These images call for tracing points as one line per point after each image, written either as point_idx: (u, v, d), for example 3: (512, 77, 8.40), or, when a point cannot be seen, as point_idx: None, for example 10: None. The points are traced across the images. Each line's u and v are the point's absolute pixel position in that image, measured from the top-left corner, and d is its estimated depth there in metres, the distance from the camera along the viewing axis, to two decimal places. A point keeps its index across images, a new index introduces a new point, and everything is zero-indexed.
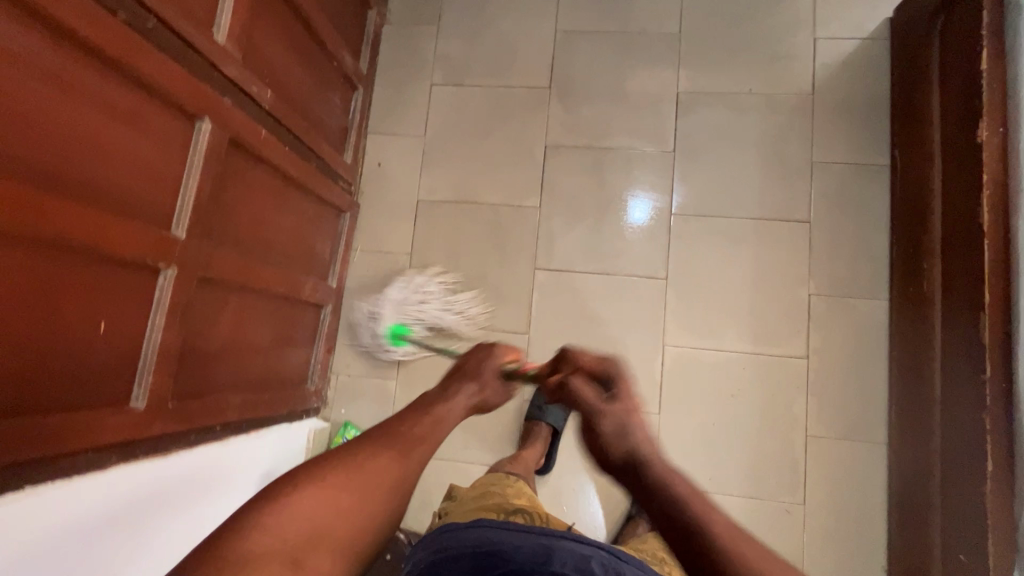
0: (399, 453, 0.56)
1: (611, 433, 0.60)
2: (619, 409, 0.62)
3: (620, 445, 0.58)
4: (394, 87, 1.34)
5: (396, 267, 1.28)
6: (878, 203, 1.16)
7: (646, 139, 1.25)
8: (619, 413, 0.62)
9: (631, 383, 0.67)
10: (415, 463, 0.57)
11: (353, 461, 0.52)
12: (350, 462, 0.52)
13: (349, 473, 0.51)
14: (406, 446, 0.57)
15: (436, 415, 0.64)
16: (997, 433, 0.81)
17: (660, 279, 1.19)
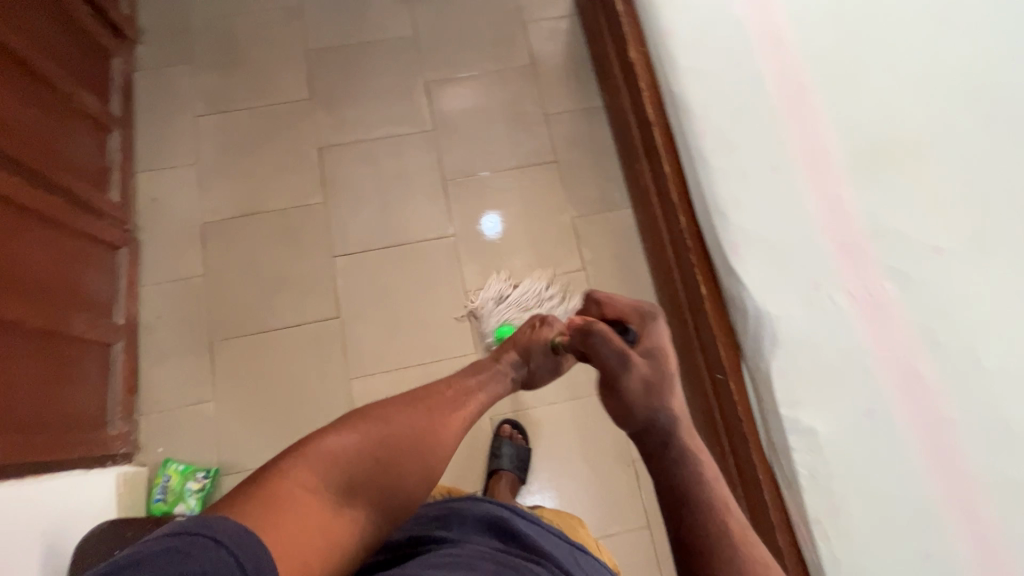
0: (411, 432, 0.67)
1: (613, 350, 0.67)
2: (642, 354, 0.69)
3: (643, 401, 0.65)
4: (157, 126, 1.36)
5: (191, 291, 1.26)
6: (603, 135, 1.42)
7: (408, 124, 1.40)
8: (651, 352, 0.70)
9: (660, 333, 0.72)
10: (420, 443, 0.67)
11: (379, 416, 0.67)
12: (378, 416, 0.67)
13: (371, 426, 0.65)
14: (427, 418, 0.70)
15: (454, 394, 0.75)
16: (702, 264, 1.05)
17: (449, 237, 1.32)
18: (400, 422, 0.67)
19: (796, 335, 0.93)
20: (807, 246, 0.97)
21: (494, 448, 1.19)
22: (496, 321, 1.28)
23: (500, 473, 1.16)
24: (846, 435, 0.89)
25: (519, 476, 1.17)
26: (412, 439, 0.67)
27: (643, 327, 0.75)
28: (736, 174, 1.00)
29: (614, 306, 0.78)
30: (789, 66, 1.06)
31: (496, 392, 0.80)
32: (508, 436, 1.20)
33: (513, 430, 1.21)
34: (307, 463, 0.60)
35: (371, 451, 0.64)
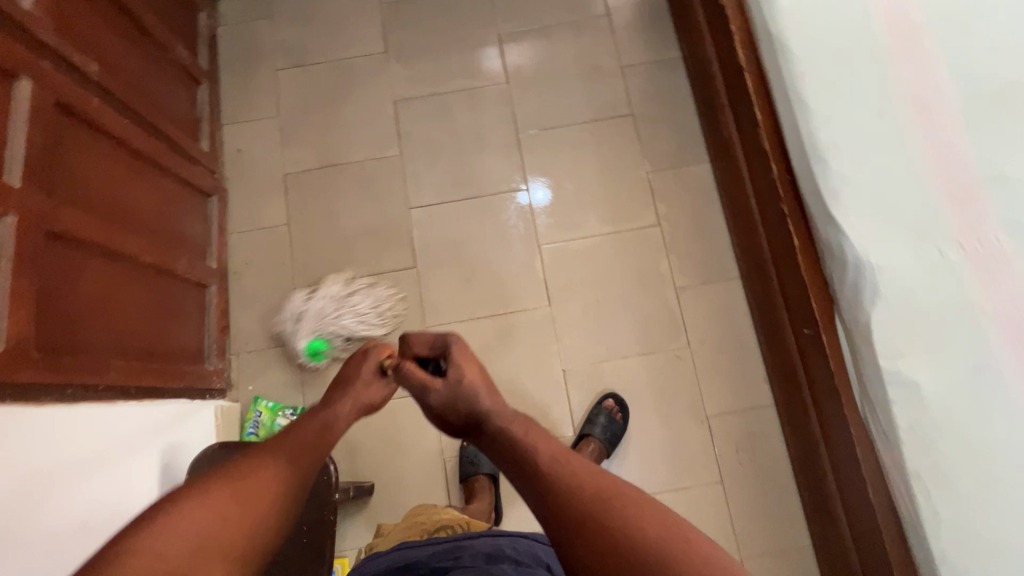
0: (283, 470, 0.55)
1: (444, 391, 0.62)
2: (453, 383, 0.61)
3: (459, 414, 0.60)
4: (241, 80, 1.40)
5: (275, 239, 1.31)
6: (681, 88, 1.37)
7: (482, 78, 1.39)
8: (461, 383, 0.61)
9: (467, 360, 0.63)
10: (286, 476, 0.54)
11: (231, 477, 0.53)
12: (230, 478, 0.53)
13: (226, 481, 0.52)
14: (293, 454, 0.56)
15: (318, 428, 0.59)
16: (796, 214, 1.02)
17: (521, 190, 1.32)
18: (261, 468, 0.54)
19: (900, 286, 0.89)
20: (914, 195, 0.92)
21: (590, 415, 1.18)
22: (569, 275, 1.28)
23: (588, 439, 1.15)
24: (951, 389, 0.86)
25: (605, 448, 1.16)
26: (286, 474, 0.54)
27: (451, 356, 0.64)
28: (839, 119, 0.95)
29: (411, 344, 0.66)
30: (901, 2, 0.99)
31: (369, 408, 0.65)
32: (609, 408, 1.18)
33: (615, 406, 1.19)
34: (192, 513, 0.49)
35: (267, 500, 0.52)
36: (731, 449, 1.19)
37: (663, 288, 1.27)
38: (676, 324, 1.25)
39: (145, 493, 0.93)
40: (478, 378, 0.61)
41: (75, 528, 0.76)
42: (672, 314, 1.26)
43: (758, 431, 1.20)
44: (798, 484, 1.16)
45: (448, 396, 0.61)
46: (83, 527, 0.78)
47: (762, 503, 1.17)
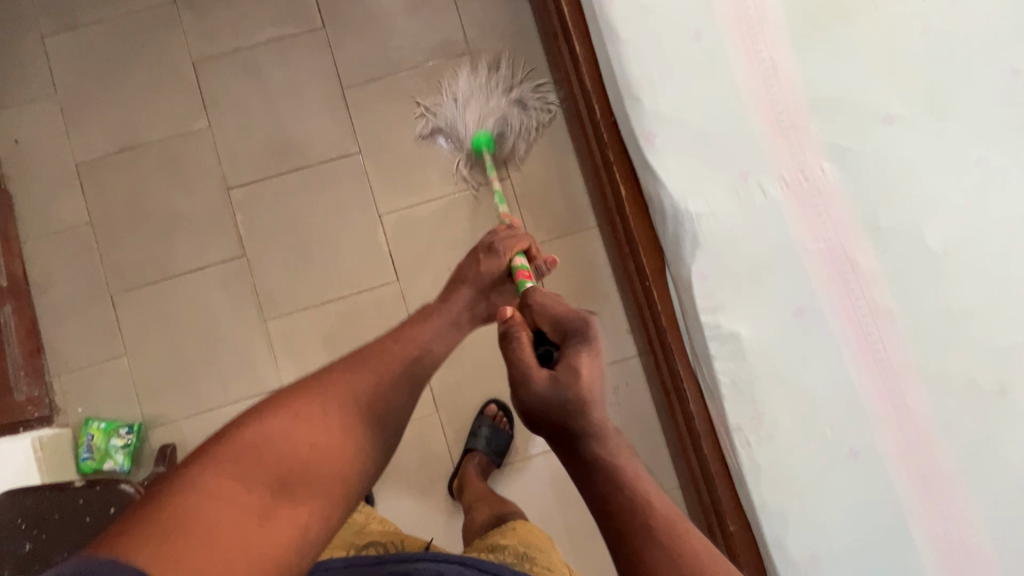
0: (349, 398, 0.63)
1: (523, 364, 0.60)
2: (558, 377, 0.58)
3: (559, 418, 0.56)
4: (0, 52, 1.17)
5: (78, 241, 1.15)
6: (521, 14, 1.21)
7: (291, 23, 1.20)
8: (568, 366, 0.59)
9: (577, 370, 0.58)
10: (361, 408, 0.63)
11: (305, 395, 0.61)
12: (304, 395, 0.62)
13: (305, 401, 0.61)
14: (367, 382, 0.65)
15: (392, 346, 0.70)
16: (622, 160, 0.92)
17: (354, 154, 1.19)
18: (333, 394, 0.62)
19: (720, 233, 0.83)
20: (736, 127, 0.84)
21: (472, 427, 1.12)
22: (417, 244, 1.18)
23: (473, 453, 1.11)
24: (770, 337, 0.82)
25: (492, 460, 1.11)
26: (346, 414, 0.62)
27: (578, 342, 0.62)
28: (651, 48, 0.84)
29: (547, 312, 0.68)
30: None
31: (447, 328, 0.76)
32: (491, 417, 1.13)
33: (501, 412, 1.14)
34: (231, 459, 0.55)
35: (295, 435, 0.58)
36: None
37: None
38: None
39: None
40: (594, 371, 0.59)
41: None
42: None
43: (624, 382, 1.17)
44: (664, 429, 1.16)
45: (568, 375, 0.58)
46: None
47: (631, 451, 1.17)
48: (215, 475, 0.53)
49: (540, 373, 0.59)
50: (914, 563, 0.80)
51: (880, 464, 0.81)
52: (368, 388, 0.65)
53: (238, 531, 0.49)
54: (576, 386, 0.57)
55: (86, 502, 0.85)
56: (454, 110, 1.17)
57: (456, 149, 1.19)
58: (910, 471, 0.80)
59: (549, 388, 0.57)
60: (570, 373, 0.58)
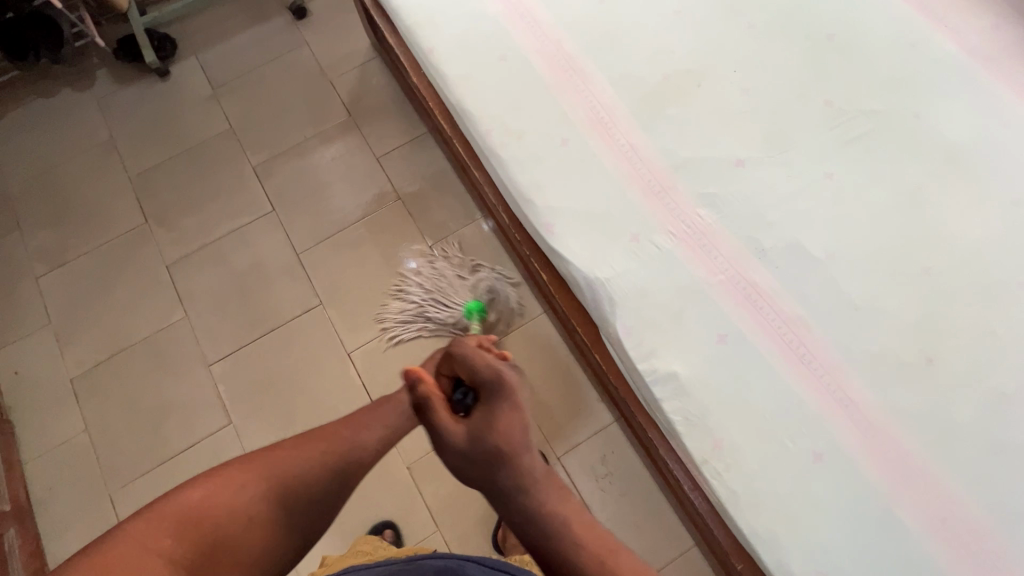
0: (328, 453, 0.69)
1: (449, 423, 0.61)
2: (477, 424, 0.60)
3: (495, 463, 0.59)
4: (1, 299, 1.34)
5: (77, 449, 1.23)
6: (436, 158, 1.44)
7: (247, 213, 1.41)
8: (486, 420, 0.60)
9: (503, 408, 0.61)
10: (288, 497, 0.66)
11: (279, 454, 0.68)
12: (280, 453, 0.68)
13: (271, 463, 0.67)
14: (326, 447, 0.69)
15: (351, 430, 0.71)
16: (536, 251, 1.06)
17: (316, 306, 1.32)
18: (293, 464, 0.67)
19: (630, 289, 0.94)
20: (616, 202, 0.99)
21: None
22: (387, 371, 1.27)
23: None
24: (705, 369, 0.90)
25: None
26: (281, 492, 0.66)
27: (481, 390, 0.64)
28: (530, 159, 1.02)
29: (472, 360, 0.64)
30: (552, 40, 1.09)
31: (392, 419, 0.72)
32: None
33: None
34: (222, 484, 0.65)
35: (248, 496, 0.65)
36: (592, 479, 1.19)
37: None
38: None
39: None
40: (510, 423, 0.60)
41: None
42: None
43: (610, 451, 1.20)
44: (661, 488, 1.17)
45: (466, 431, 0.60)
46: None
47: (639, 520, 1.16)
48: (198, 492, 0.64)
49: (456, 428, 0.61)
50: (919, 552, 0.80)
51: (848, 461, 0.84)
52: (301, 473, 0.67)
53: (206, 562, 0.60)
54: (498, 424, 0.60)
55: None
56: (420, 292, 1.30)
57: (421, 291, 1.30)
58: (876, 459, 0.83)
59: (467, 446, 0.60)
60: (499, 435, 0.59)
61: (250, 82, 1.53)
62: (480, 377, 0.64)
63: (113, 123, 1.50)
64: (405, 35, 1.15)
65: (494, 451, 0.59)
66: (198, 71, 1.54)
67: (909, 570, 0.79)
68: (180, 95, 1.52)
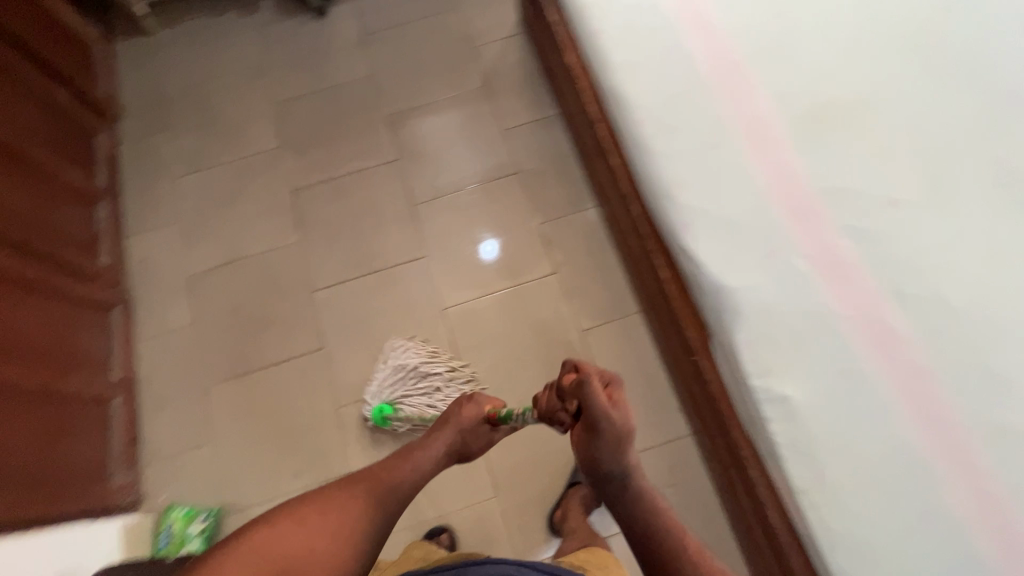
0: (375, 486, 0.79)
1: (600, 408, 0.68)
2: (619, 416, 0.69)
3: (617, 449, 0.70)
4: (142, 190, 1.46)
5: (183, 338, 1.32)
6: (561, 140, 1.46)
7: (373, 157, 1.47)
8: (617, 424, 0.69)
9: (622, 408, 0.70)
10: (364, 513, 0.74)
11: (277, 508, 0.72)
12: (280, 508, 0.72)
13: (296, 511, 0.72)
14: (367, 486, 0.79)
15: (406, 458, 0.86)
16: (660, 247, 1.07)
17: (421, 257, 1.37)
18: (330, 502, 0.74)
19: (756, 303, 0.93)
20: (757, 215, 0.98)
21: (578, 463, 1.18)
22: (476, 333, 1.30)
23: (578, 486, 1.15)
24: (819, 398, 0.88)
25: (596, 494, 1.15)
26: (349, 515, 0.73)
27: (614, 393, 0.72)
28: (677, 156, 1.02)
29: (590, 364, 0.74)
30: (720, 43, 1.08)
31: (451, 440, 0.92)
32: None
33: None
34: (281, 524, 0.69)
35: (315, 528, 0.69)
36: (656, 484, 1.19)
37: (568, 332, 1.30)
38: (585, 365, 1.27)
39: None
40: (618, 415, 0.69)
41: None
42: (579, 356, 1.28)
43: (680, 462, 1.19)
44: (725, 510, 1.15)
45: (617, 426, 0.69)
46: None
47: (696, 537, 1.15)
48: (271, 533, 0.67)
49: (596, 422, 0.69)
50: None
51: (958, 528, 0.80)
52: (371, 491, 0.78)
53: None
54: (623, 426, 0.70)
55: None
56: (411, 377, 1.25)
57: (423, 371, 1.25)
58: (989, 533, 0.79)
59: (618, 434, 0.69)
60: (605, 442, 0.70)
61: (398, 35, 1.59)
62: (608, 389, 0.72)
63: (268, 49, 1.59)
64: (572, 14, 1.17)
65: (621, 439, 0.69)
66: (352, 16, 1.62)
67: None
68: (332, 35, 1.60)
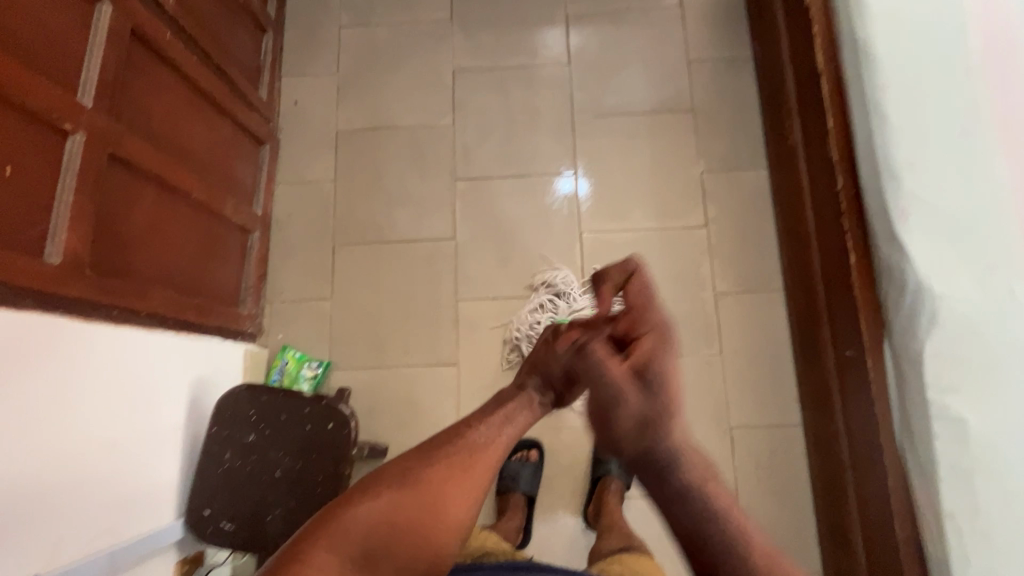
0: (448, 482, 0.58)
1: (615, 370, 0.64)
2: (640, 380, 0.63)
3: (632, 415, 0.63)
4: (305, 32, 1.41)
5: (321, 193, 1.32)
6: (747, 88, 1.33)
7: (542, 56, 1.37)
8: (643, 373, 0.64)
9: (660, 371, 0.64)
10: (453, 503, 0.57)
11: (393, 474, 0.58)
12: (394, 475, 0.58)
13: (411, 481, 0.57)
14: (451, 474, 0.58)
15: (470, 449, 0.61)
16: (856, 229, 0.98)
17: (570, 174, 1.31)
18: (423, 481, 0.57)
19: (962, 316, 0.84)
20: (992, 223, 0.87)
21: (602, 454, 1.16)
22: (607, 266, 1.26)
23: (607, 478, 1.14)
24: (1004, 432, 0.81)
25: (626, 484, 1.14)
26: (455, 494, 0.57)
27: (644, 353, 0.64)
28: (918, 135, 0.90)
29: (640, 314, 0.67)
30: (1007, 14, 0.92)
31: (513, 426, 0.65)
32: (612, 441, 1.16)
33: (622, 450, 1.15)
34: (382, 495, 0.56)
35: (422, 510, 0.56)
36: (751, 462, 1.17)
37: (702, 291, 1.24)
38: (710, 329, 1.22)
39: (173, 418, 0.96)
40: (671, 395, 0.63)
41: (94, 448, 0.79)
42: (707, 319, 1.23)
43: (781, 448, 1.17)
44: (815, 506, 1.14)
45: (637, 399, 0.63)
46: (96, 462, 0.80)
47: (778, 521, 1.15)
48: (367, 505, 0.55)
49: (619, 376, 0.64)
50: None
51: None
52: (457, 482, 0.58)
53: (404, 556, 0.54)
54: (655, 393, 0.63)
55: (309, 412, 0.93)
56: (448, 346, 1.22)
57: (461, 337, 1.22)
58: None
59: (629, 397, 0.63)
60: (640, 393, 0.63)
61: None
62: (638, 330, 0.66)
63: None
64: None
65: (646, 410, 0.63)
66: None
67: None
68: None
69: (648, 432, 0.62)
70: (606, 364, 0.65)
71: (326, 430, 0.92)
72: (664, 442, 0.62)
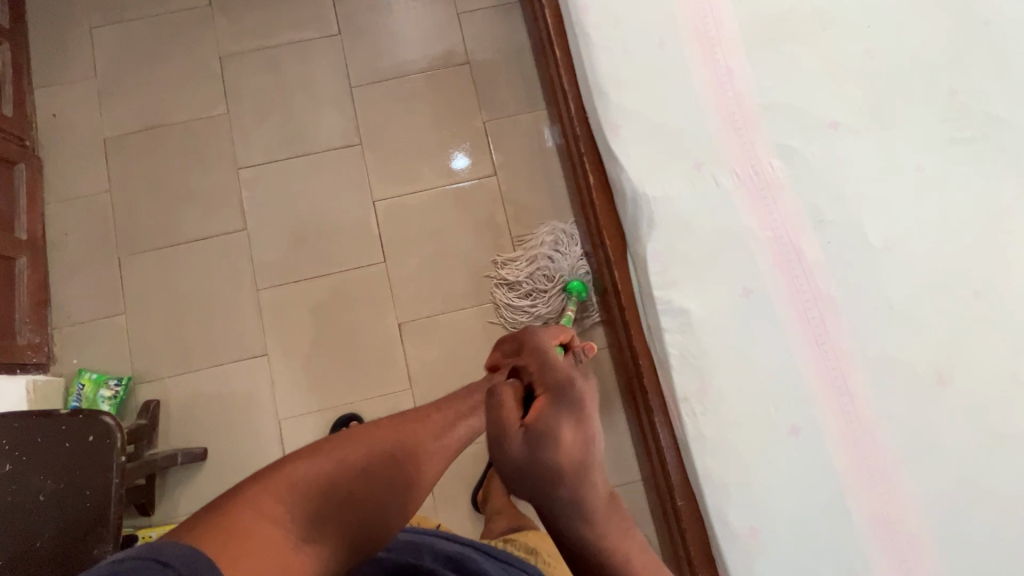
0: (393, 447, 0.60)
1: (508, 417, 0.61)
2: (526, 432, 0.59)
3: (516, 468, 0.59)
4: (53, 39, 1.32)
5: (97, 205, 1.25)
6: (517, 33, 1.34)
7: (312, 30, 1.34)
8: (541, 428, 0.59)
9: (558, 421, 0.60)
10: (392, 467, 0.58)
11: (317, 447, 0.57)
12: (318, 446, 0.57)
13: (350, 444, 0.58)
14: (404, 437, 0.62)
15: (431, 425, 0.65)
16: (591, 150, 1.02)
17: (355, 145, 1.29)
18: (373, 440, 0.60)
19: (673, 215, 0.90)
20: (692, 123, 0.92)
21: None
22: (404, 230, 1.26)
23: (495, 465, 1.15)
24: (718, 313, 0.88)
25: None
26: (378, 459, 0.58)
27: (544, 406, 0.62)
28: (618, 51, 0.94)
29: (546, 363, 0.67)
30: None
31: (480, 414, 0.70)
32: None
33: None
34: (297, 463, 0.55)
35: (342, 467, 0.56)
36: None
37: (499, 238, 1.26)
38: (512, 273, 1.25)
39: None
40: (570, 435, 0.59)
41: None
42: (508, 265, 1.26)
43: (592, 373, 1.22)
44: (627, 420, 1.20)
45: (524, 455, 0.58)
46: None
47: None
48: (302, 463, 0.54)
49: (512, 435, 0.59)
50: (852, 541, 0.82)
51: (823, 442, 0.84)
52: (393, 444, 0.60)
53: (340, 526, 0.52)
54: (553, 448, 0.58)
55: (68, 429, 0.90)
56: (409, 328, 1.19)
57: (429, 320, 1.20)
58: (846, 446, 0.84)
59: (518, 455, 0.58)
60: (531, 449, 0.58)
61: None
62: (549, 377, 0.65)
63: None
64: None
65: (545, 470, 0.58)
66: None
67: (834, 550, 0.82)
68: None
69: (550, 491, 0.59)
70: (499, 421, 0.61)
71: (87, 444, 0.89)
72: (552, 494, 0.59)
